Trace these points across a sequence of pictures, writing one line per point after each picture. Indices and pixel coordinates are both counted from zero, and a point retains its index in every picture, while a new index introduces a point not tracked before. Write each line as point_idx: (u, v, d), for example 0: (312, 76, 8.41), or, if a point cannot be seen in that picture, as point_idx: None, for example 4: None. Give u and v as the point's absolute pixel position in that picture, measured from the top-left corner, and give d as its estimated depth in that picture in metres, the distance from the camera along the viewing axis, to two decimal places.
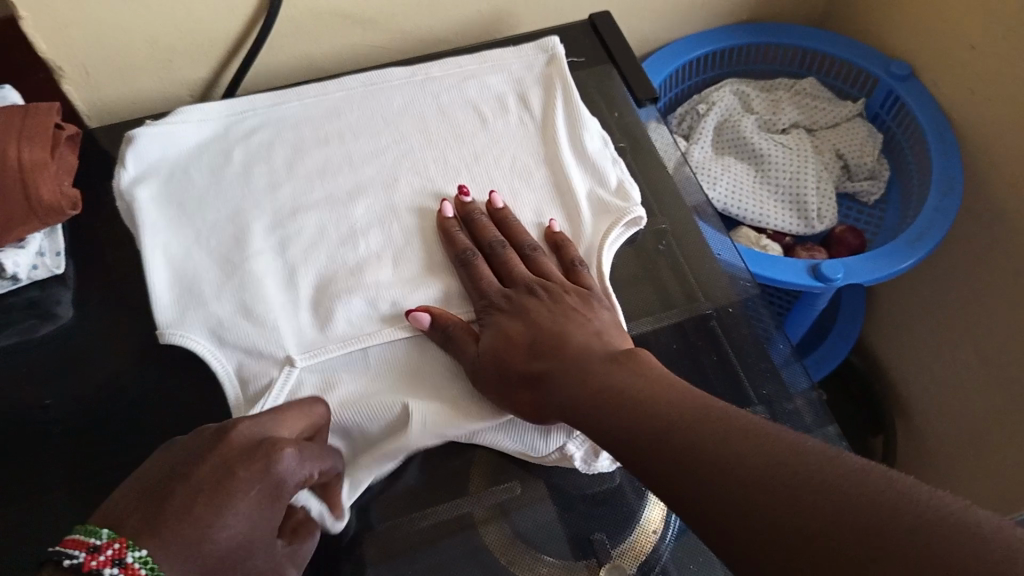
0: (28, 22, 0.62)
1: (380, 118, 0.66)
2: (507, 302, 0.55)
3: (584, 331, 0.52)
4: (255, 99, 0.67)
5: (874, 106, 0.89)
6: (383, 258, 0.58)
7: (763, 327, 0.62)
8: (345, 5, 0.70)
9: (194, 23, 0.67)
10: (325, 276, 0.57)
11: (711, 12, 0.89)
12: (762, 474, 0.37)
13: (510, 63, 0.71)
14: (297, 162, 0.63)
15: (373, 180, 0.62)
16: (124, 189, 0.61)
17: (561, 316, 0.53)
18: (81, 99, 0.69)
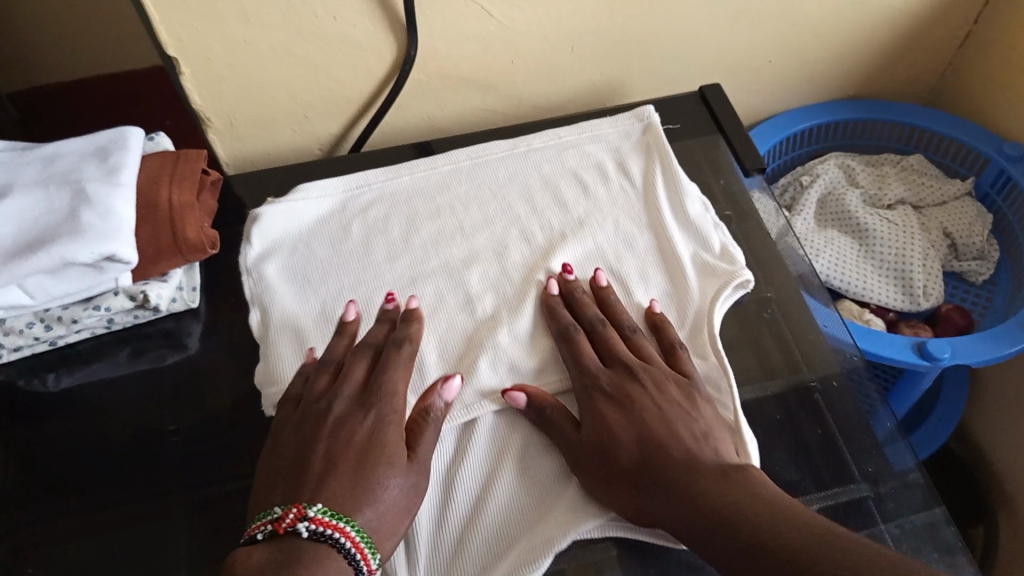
0: (187, 76, 0.68)
1: (490, 189, 0.70)
2: (611, 386, 0.55)
3: (691, 430, 0.52)
4: (369, 174, 0.71)
5: (984, 185, 0.87)
6: (497, 319, 0.61)
7: (869, 403, 0.61)
8: (467, 70, 0.75)
9: (330, 82, 0.72)
10: (440, 332, 0.60)
11: (816, 87, 0.90)
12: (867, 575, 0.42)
13: (606, 132, 0.73)
14: (415, 232, 0.67)
15: (486, 248, 0.66)
16: (250, 266, 0.66)
17: (665, 406, 0.54)
18: (222, 148, 0.75)
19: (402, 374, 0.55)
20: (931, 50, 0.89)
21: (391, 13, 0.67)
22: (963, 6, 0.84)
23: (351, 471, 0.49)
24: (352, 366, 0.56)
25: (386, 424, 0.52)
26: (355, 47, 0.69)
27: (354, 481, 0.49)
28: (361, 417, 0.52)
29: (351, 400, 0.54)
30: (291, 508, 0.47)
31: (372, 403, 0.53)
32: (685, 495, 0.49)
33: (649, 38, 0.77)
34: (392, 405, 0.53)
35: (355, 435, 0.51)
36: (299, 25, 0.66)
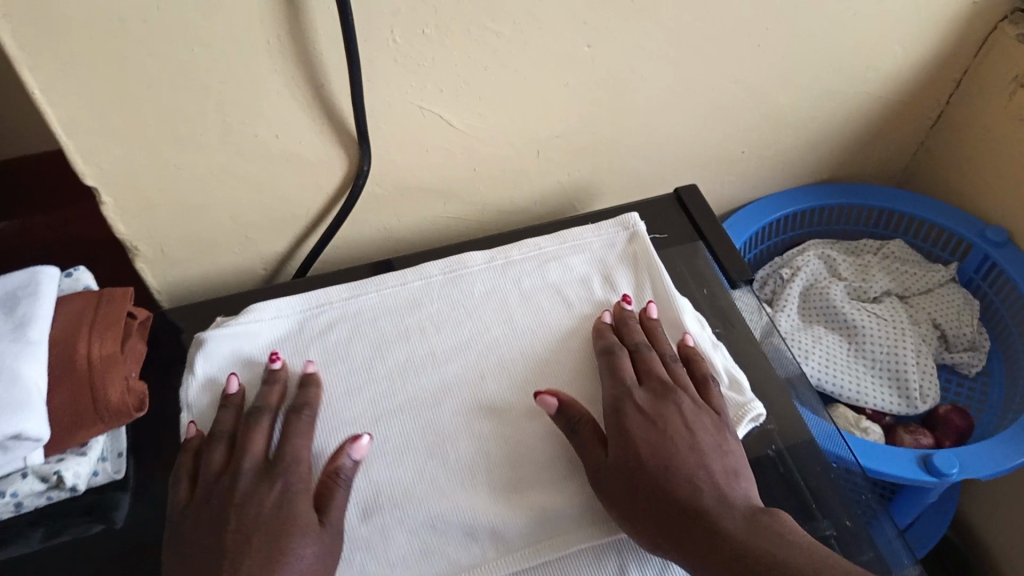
0: (110, 206, 0.60)
1: (461, 313, 0.64)
2: (647, 404, 0.54)
3: (721, 466, 0.51)
4: (331, 291, 0.65)
5: (967, 271, 0.85)
6: (478, 476, 0.54)
7: (886, 543, 0.55)
8: (427, 182, 0.69)
9: (274, 202, 0.65)
10: (407, 492, 0.53)
11: (790, 174, 0.86)
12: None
13: (590, 242, 0.69)
14: (378, 366, 0.60)
15: (459, 384, 0.59)
16: (190, 402, 0.58)
17: (696, 433, 0.52)
18: (154, 277, 0.67)
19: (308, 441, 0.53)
20: (903, 133, 0.87)
21: (341, 127, 0.61)
22: (935, 89, 0.82)
23: (263, 544, 0.47)
24: (246, 438, 0.52)
25: (292, 488, 0.50)
26: (302, 166, 0.63)
27: (270, 549, 0.46)
28: (268, 486, 0.50)
29: (254, 472, 0.51)
30: None
31: (281, 468, 0.51)
32: (706, 526, 0.47)
33: (619, 138, 0.73)
34: (299, 475, 0.51)
35: (262, 505, 0.49)
36: (239, 144, 0.59)
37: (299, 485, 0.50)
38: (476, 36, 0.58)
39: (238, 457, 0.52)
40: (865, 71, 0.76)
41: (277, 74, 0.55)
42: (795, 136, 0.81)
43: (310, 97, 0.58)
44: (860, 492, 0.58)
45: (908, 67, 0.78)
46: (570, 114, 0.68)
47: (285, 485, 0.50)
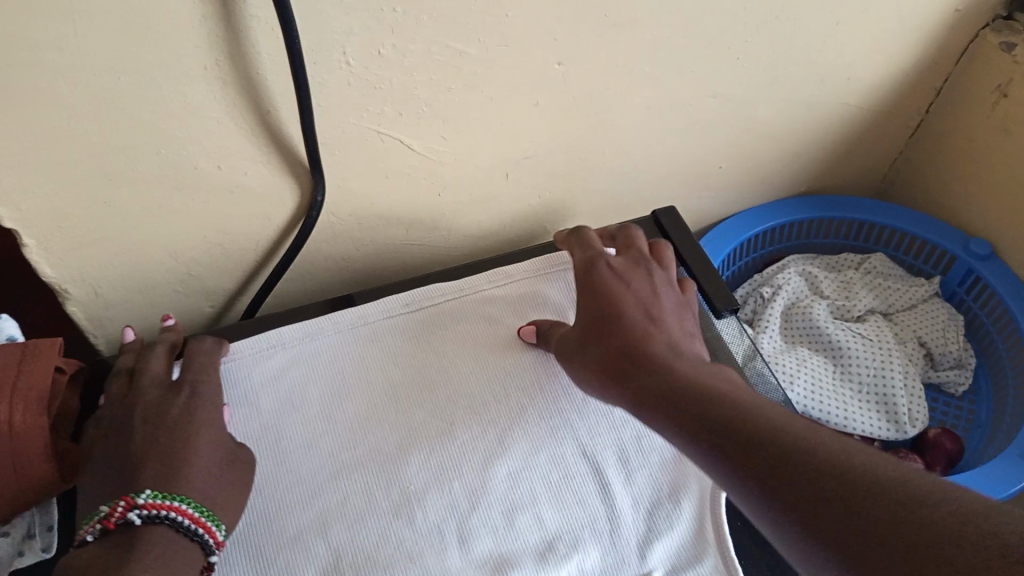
0: (34, 249, 0.54)
1: (429, 349, 0.57)
2: (616, 263, 0.53)
3: (680, 326, 0.49)
4: (284, 330, 0.57)
5: (951, 284, 0.82)
6: (449, 537, 0.48)
7: None
8: (388, 209, 0.64)
9: (219, 237, 0.60)
10: (370, 555, 0.46)
11: (768, 188, 0.83)
12: (838, 470, 0.33)
13: (566, 270, 0.64)
14: (336, 411, 0.53)
15: (426, 429, 0.52)
16: None
17: (660, 296, 0.50)
18: (88, 322, 0.61)
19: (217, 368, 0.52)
20: (882, 143, 0.84)
21: (292, 155, 0.55)
22: (915, 98, 0.79)
23: (173, 442, 0.45)
24: (147, 361, 0.50)
25: (202, 401, 0.49)
26: (249, 197, 0.57)
27: (180, 447, 0.45)
28: (177, 397, 0.48)
29: (158, 387, 0.48)
30: (119, 502, 0.41)
31: (190, 383, 0.49)
32: (643, 360, 0.45)
33: (592, 156, 0.69)
34: (203, 389, 0.49)
35: (169, 412, 0.47)
36: (177, 177, 0.54)
37: (209, 400, 0.49)
38: (439, 56, 0.53)
39: (143, 374, 0.49)
40: (846, 81, 0.73)
41: (217, 102, 0.50)
42: (773, 150, 0.78)
43: (257, 125, 0.52)
44: None
45: (889, 77, 0.75)
46: (540, 134, 0.64)
47: (194, 396, 0.49)
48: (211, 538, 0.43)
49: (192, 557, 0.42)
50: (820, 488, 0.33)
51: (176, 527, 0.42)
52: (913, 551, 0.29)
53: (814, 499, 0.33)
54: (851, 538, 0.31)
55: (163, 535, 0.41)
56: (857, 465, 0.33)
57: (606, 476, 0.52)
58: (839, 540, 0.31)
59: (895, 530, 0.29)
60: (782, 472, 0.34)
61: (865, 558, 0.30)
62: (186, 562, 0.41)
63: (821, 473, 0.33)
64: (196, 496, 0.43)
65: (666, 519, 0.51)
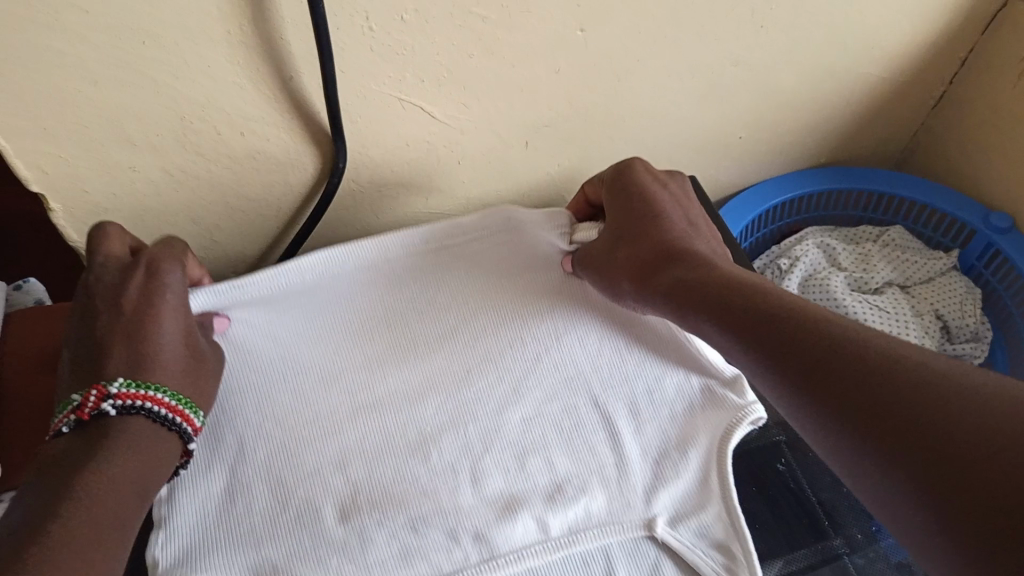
0: (58, 212, 0.55)
1: (448, 289, 0.57)
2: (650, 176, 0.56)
3: (710, 242, 0.51)
4: (306, 259, 0.56)
5: (970, 258, 0.82)
6: (461, 475, 0.49)
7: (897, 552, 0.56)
8: (409, 176, 0.64)
9: (240, 203, 0.60)
10: (385, 492, 0.47)
11: (787, 159, 0.82)
12: (861, 348, 0.34)
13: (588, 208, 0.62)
14: (353, 352, 0.53)
15: (443, 374, 0.52)
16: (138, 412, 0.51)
17: (690, 215, 0.54)
18: None
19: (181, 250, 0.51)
20: (904, 114, 0.83)
21: (313, 123, 0.56)
22: (939, 69, 0.78)
23: (138, 328, 0.44)
24: (105, 242, 0.48)
25: (166, 279, 0.47)
26: (269, 164, 0.58)
27: (146, 332, 0.44)
28: (141, 279, 0.46)
29: (116, 271, 0.46)
30: (91, 391, 0.42)
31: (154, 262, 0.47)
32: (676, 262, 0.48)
33: (612, 125, 0.68)
34: (162, 272, 0.47)
35: (127, 298, 0.45)
36: (197, 144, 0.54)
37: (172, 279, 0.47)
38: (460, 22, 0.53)
39: (100, 258, 0.47)
40: (868, 51, 0.72)
41: (236, 68, 0.50)
42: (793, 120, 0.77)
43: (277, 92, 0.52)
44: None
45: (912, 46, 0.74)
46: (560, 101, 0.63)
47: (156, 274, 0.47)
48: (188, 426, 0.45)
49: (171, 446, 0.44)
50: (841, 367, 0.34)
51: (152, 417, 0.43)
52: (925, 425, 0.30)
53: (836, 378, 0.34)
54: (867, 405, 0.32)
55: (141, 424, 0.42)
56: (877, 344, 0.34)
57: (617, 425, 0.52)
58: (859, 409, 0.32)
59: (905, 400, 0.31)
60: (814, 357, 0.36)
61: (881, 427, 0.31)
62: (162, 453, 0.43)
63: (847, 354, 0.35)
64: (168, 385, 0.44)
65: (673, 467, 0.51)
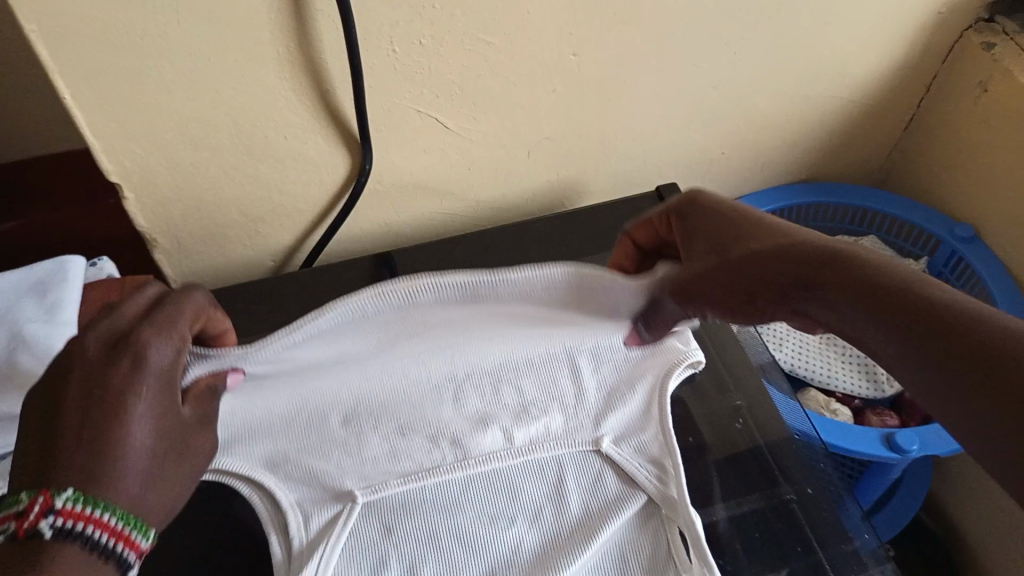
0: (132, 202, 0.66)
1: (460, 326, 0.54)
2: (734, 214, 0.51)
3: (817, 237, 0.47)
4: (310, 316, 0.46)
5: (936, 265, 0.90)
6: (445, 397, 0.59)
7: (848, 517, 0.61)
8: (425, 181, 0.74)
9: (282, 199, 0.71)
10: (381, 409, 0.58)
11: (768, 175, 0.91)
12: (880, 276, 0.42)
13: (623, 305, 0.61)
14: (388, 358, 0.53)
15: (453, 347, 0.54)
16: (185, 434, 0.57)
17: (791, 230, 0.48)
18: (172, 270, 0.73)
19: (183, 317, 0.46)
20: (876, 136, 0.92)
21: (345, 130, 0.66)
22: (905, 94, 0.87)
23: (110, 425, 0.42)
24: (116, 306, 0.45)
25: (149, 363, 0.43)
26: (308, 165, 0.68)
27: (111, 437, 0.42)
28: (122, 372, 0.42)
29: (100, 353, 0.43)
30: (36, 498, 0.40)
31: (132, 347, 0.43)
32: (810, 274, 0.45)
33: (605, 140, 0.78)
34: (159, 351, 0.44)
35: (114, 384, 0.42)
36: (250, 146, 0.65)
37: (154, 362, 0.43)
38: (471, 46, 0.63)
39: (93, 327, 0.44)
40: (837, 77, 0.81)
41: (285, 81, 0.60)
42: (772, 140, 0.86)
43: (316, 103, 0.63)
44: (819, 457, 0.66)
45: (878, 73, 0.82)
46: (557, 117, 0.73)
47: (139, 367, 0.43)
48: (130, 552, 0.43)
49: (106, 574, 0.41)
50: (915, 305, 0.40)
51: (85, 543, 0.40)
52: None
53: (936, 336, 0.39)
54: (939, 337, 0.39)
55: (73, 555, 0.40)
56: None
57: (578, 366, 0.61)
58: (920, 339, 0.39)
59: None
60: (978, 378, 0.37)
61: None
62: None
63: (919, 301, 0.40)
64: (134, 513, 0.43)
65: (621, 399, 0.65)
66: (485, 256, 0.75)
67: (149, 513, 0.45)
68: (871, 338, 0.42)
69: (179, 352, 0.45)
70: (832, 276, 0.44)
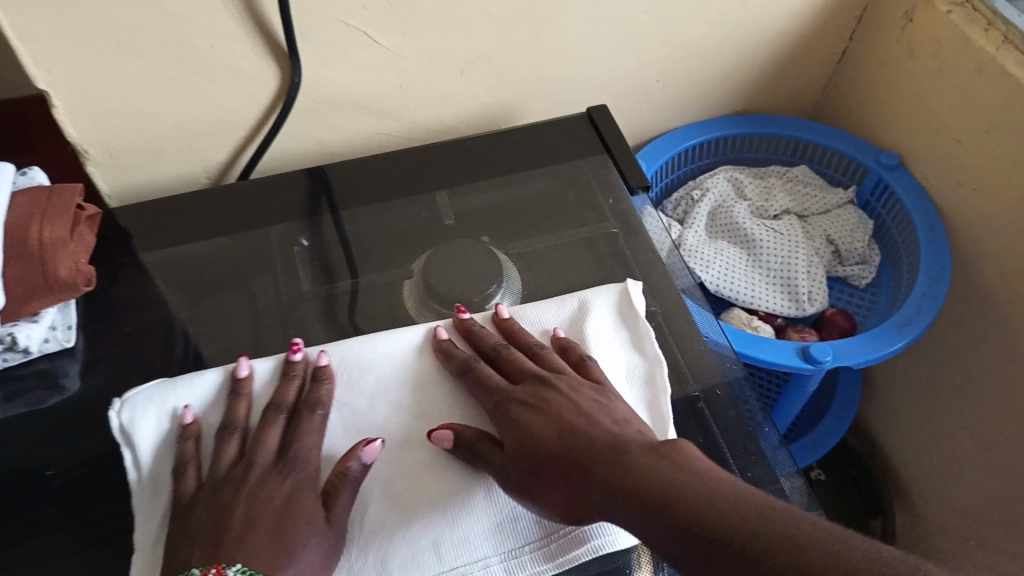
0: (61, 110, 0.66)
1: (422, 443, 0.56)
2: (527, 396, 0.54)
3: (610, 417, 0.51)
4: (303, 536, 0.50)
5: (865, 193, 0.93)
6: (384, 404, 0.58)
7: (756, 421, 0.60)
8: (357, 97, 0.75)
9: (215, 112, 0.71)
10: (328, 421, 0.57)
11: (705, 106, 0.93)
12: (736, 525, 0.40)
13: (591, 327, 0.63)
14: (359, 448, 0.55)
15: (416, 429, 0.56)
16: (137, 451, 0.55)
17: (577, 404, 0.53)
18: (104, 181, 0.74)
19: (314, 443, 0.55)
20: (810, 68, 0.94)
21: (273, 42, 0.67)
22: (837, 26, 0.89)
23: (284, 504, 0.50)
24: (262, 434, 0.54)
25: (300, 482, 0.52)
26: (238, 78, 0.69)
27: (273, 529, 0.49)
28: (278, 479, 0.52)
29: (267, 463, 0.53)
30: (210, 569, 0.46)
31: (291, 462, 0.53)
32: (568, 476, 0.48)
33: (537, 62, 0.79)
34: (306, 470, 0.53)
35: (266, 497, 0.51)
36: (179, 56, 0.66)
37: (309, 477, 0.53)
38: None
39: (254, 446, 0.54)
40: (768, 7, 0.83)
41: None
42: (706, 70, 0.88)
43: (245, 12, 0.64)
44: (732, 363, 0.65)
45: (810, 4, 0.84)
46: (489, 36, 0.75)
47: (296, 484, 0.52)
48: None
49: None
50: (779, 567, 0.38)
51: None
52: None
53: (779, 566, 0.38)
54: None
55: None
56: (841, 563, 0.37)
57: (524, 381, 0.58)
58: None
59: None
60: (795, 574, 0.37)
61: None
62: None
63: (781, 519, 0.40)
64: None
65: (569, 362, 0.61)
66: (417, 170, 0.76)
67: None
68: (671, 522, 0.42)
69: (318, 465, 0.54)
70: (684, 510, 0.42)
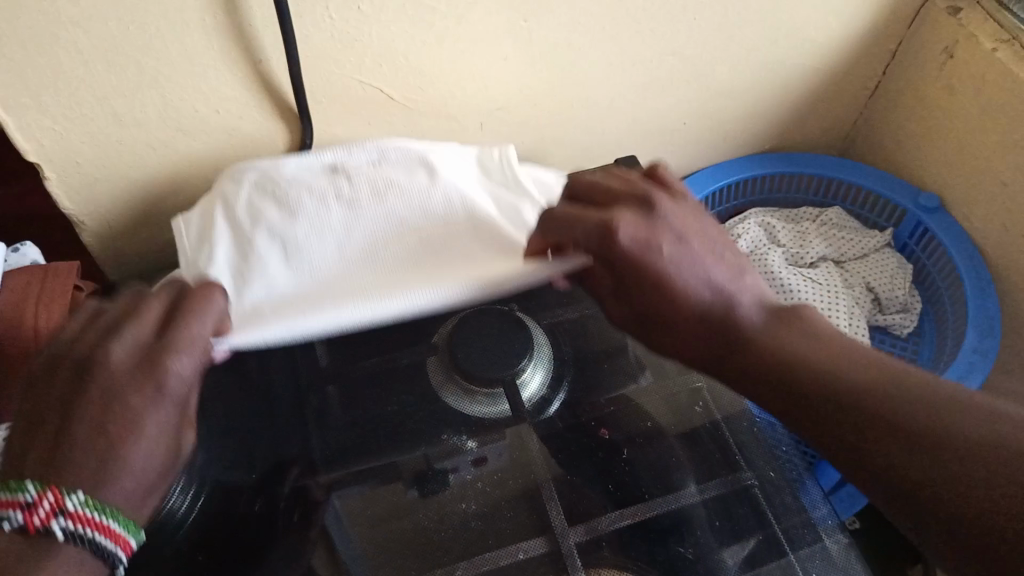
0: (53, 181, 0.61)
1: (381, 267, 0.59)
2: (639, 242, 0.49)
3: (727, 271, 0.49)
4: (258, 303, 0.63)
5: (902, 236, 0.89)
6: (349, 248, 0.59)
7: (812, 505, 0.56)
8: None
9: (219, 175, 0.67)
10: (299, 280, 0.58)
11: (734, 145, 0.88)
12: (846, 389, 0.43)
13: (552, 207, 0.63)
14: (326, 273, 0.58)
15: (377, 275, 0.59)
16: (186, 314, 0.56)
17: (690, 243, 0.50)
18: (101, 253, 0.69)
19: (197, 340, 0.46)
20: (842, 105, 0.89)
21: (281, 102, 0.62)
22: (871, 61, 0.83)
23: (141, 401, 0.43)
24: (132, 317, 0.45)
25: (167, 376, 0.43)
26: (242, 139, 0.64)
27: (124, 451, 0.42)
28: (144, 394, 0.43)
29: (133, 360, 0.43)
30: (47, 495, 0.40)
31: (160, 359, 0.44)
32: (722, 339, 0.48)
33: (561, 109, 0.74)
34: (185, 363, 0.44)
35: (132, 394, 0.42)
36: (178, 120, 0.60)
37: (195, 334, 0.46)
38: (412, 12, 0.59)
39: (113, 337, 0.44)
40: (802, 44, 0.77)
41: (215, 51, 0.56)
42: (736, 110, 0.83)
43: (250, 73, 0.59)
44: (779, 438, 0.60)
45: (846, 40, 0.79)
46: (510, 87, 0.69)
47: (160, 386, 0.43)
48: (121, 553, 0.42)
49: None
50: (932, 461, 0.40)
51: (88, 546, 0.41)
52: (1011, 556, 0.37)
53: (919, 482, 0.40)
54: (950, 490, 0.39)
55: (76, 558, 0.40)
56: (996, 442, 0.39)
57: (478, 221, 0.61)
58: (904, 502, 0.40)
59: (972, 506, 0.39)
60: (922, 482, 0.40)
61: (910, 500, 0.40)
62: None
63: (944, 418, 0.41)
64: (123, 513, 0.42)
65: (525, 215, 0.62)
66: None
67: (146, 514, 0.43)
68: (826, 387, 0.44)
69: (200, 361, 0.46)
70: (811, 394, 0.44)
